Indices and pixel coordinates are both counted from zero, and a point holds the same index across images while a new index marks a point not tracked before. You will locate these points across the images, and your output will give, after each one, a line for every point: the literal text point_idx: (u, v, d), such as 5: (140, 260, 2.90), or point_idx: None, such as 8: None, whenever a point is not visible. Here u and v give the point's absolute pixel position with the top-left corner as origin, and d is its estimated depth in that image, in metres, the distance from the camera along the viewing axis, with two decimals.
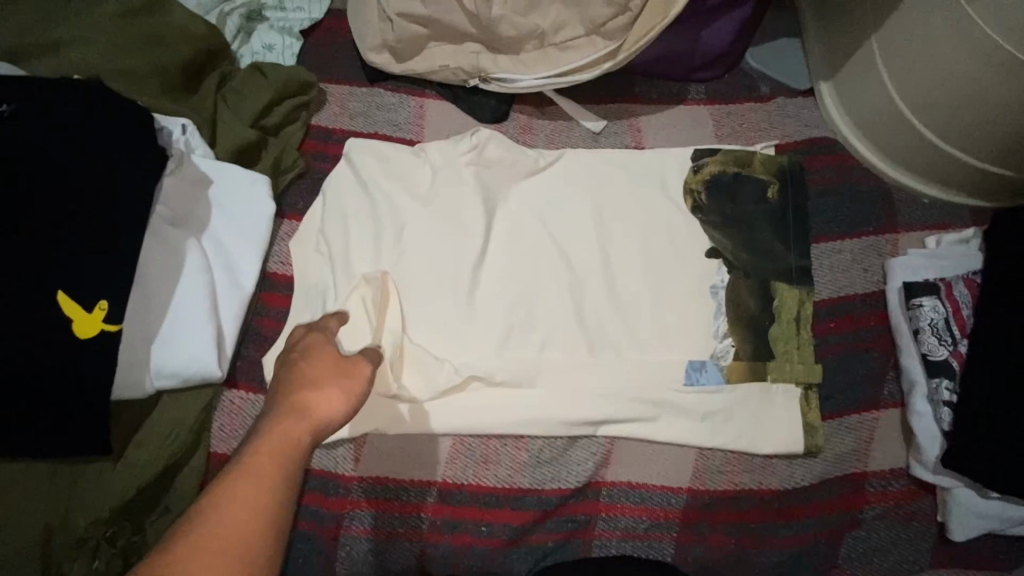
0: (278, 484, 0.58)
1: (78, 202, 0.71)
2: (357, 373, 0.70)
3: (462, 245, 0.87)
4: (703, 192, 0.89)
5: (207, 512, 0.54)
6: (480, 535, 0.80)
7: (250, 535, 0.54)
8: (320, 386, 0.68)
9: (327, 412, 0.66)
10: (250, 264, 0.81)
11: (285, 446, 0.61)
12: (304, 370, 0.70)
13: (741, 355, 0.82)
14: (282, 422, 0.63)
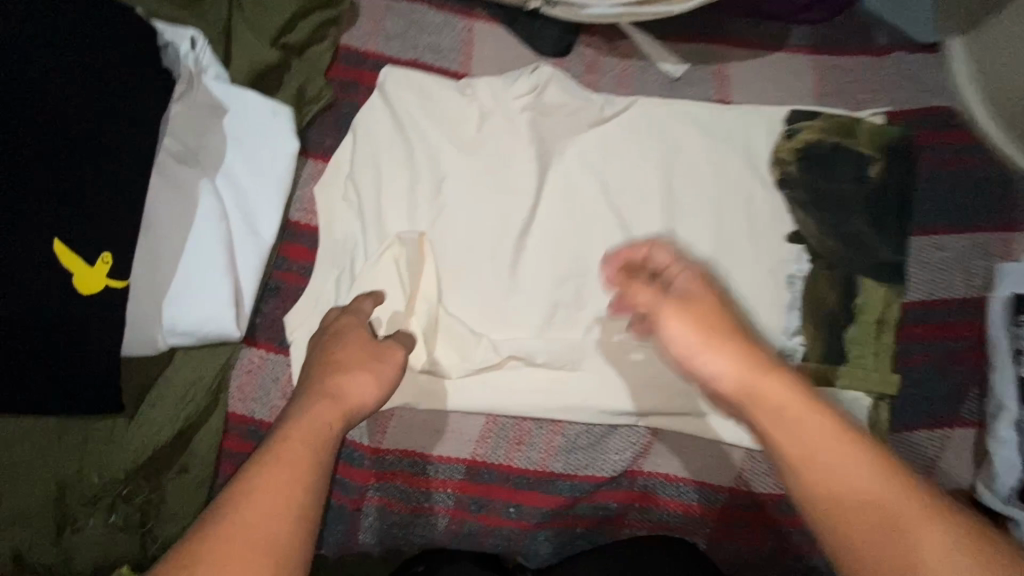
0: (306, 479, 0.50)
1: (74, 136, 0.61)
2: (390, 358, 0.62)
3: (508, 206, 0.76)
4: (793, 162, 0.76)
5: (229, 513, 0.47)
6: (507, 515, 0.78)
7: (279, 541, 0.46)
8: (353, 369, 0.60)
9: (359, 398, 0.59)
10: (270, 212, 0.71)
11: (314, 434, 0.54)
12: (335, 352, 0.62)
13: (811, 356, 0.73)
14: (309, 409, 0.56)
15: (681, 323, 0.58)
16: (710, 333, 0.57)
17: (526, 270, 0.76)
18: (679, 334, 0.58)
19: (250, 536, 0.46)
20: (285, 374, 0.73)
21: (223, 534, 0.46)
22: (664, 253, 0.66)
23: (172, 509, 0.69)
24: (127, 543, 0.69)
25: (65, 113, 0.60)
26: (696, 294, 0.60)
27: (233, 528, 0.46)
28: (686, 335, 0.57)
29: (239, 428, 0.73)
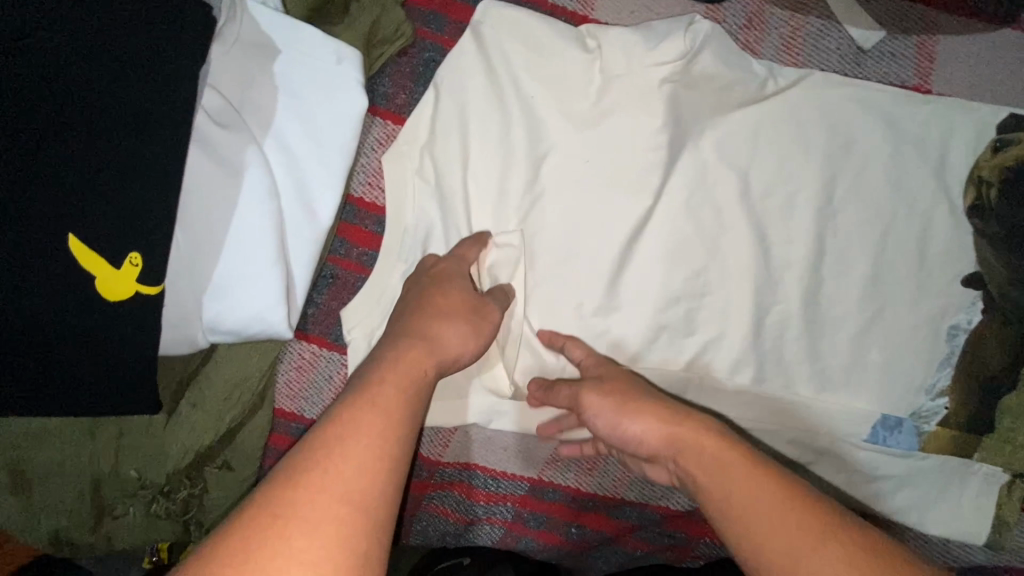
0: (399, 427, 0.42)
1: (82, 92, 0.46)
2: (485, 316, 0.54)
3: (620, 201, 0.61)
4: (997, 185, 0.59)
5: (315, 457, 0.38)
6: (568, 535, 0.73)
7: (372, 495, 0.38)
8: (448, 316, 0.52)
9: (455, 348, 0.51)
10: (329, 187, 0.57)
11: (409, 380, 0.46)
12: (432, 295, 0.54)
13: (953, 421, 0.63)
14: (398, 350, 0.48)
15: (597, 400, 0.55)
16: (626, 403, 0.53)
17: (629, 285, 0.63)
18: (601, 409, 0.54)
19: (340, 486, 0.37)
20: (340, 375, 0.64)
21: (309, 483, 0.37)
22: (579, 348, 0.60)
23: (216, 503, 0.64)
24: (170, 531, 0.64)
25: (68, 61, 0.46)
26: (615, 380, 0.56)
27: (321, 477, 0.37)
28: (602, 413, 0.54)
29: (287, 426, 0.65)
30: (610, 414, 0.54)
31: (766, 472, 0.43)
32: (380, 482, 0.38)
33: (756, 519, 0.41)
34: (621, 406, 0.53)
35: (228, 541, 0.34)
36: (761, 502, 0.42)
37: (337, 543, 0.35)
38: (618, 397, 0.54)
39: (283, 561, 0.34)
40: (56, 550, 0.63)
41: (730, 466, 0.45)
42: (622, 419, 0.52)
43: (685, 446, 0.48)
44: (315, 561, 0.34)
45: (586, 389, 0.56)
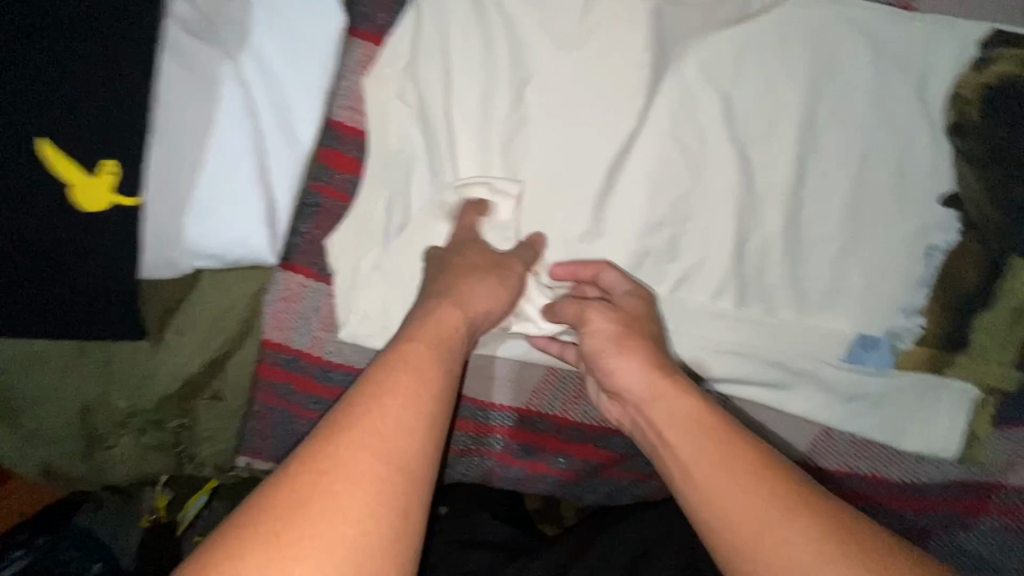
0: (439, 386, 0.41)
1: (43, 7, 0.48)
2: (509, 272, 0.56)
3: (605, 125, 0.61)
4: (977, 104, 0.60)
5: (358, 414, 0.37)
6: (556, 466, 0.74)
7: (414, 453, 0.37)
8: (476, 275, 0.53)
9: (483, 305, 0.51)
10: (309, 109, 0.55)
11: (441, 343, 0.45)
12: (450, 258, 0.55)
13: (927, 339, 0.64)
14: (429, 312, 0.47)
15: (602, 321, 0.55)
16: (624, 338, 0.53)
17: (614, 211, 0.63)
18: (601, 333, 0.54)
19: (384, 446, 0.36)
20: (327, 304, 0.64)
21: (353, 440, 0.36)
22: (612, 274, 0.60)
23: (209, 434, 0.65)
24: (164, 462, 0.65)
25: None
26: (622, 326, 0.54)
27: (365, 436, 0.36)
28: (598, 333, 0.54)
29: (275, 357, 0.65)
30: (607, 341, 0.53)
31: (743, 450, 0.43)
32: (422, 440, 0.38)
33: (723, 498, 0.42)
34: (621, 336, 0.53)
35: (272, 499, 0.33)
36: (726, 488, 0.42)
37: (382, 501, 0.34)
38: (620, 329, 0.54)
39: (330, 518, 0.33)
40: (51, 479, 0.64)
41: (708, 446, 0.44)
42: (613, 353, 0.52)
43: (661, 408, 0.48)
44: (358, 518, 0.33)
45: (598, 308, 0.56)
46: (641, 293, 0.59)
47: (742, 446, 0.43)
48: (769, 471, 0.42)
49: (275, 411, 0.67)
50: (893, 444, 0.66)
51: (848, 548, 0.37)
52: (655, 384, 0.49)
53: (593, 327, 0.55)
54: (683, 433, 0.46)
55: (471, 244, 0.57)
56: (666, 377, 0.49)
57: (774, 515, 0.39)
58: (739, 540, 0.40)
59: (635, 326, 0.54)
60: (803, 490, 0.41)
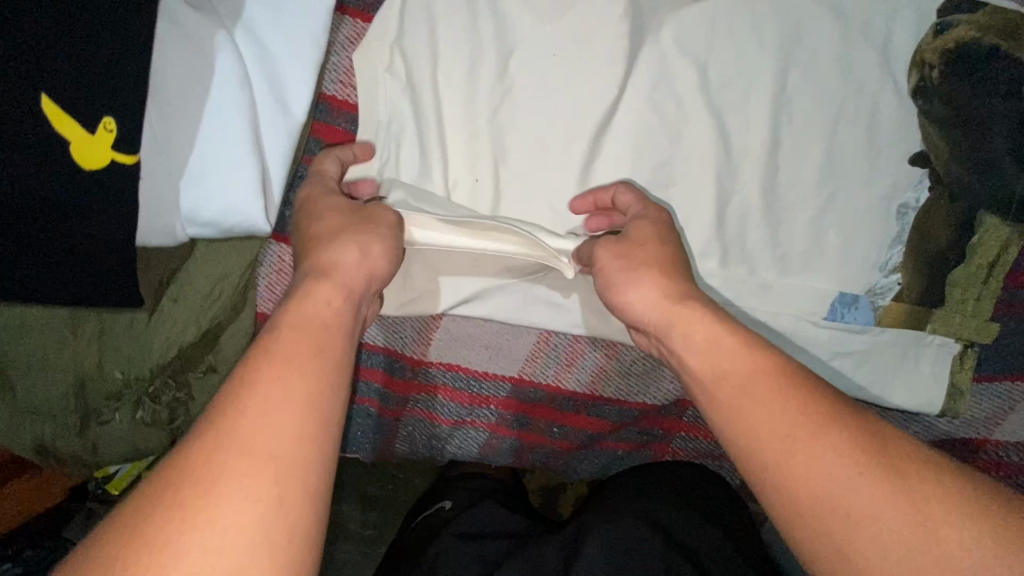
0: (317, 366, 0.41)
1: None
2: (379, 222, 0.54)
3: (588, 93, 0.63)
4: (939, 68, 0.63)
5: (224, 410, 0.37)
6: (551, 435, 0.75)
7: (288, 439, 0.37)
8: (335, 241, 0.51)
9: (355, 266, 0.49)
10: (302, 84, 0.59)
11: (315, 325, 0.43)
12: (316, 228, 0.53)
13: (906, 295, 0.66)
14: (301, 292, 0.46)
15: (608, 254, 0.55)
16: (630, 262, 0.53)
17: (599, 179, 0.65)
18: (608, 265, 0.54)
19: (249, 440, 0.36)
20: None
21: (207, 471, 0.35)
22: (627, 196, 0.60)
23: (201, 409, 0.65)
24: (157, 438, 0.66)
25: None
26: (640, 246, 0.54)
27: (222, 461, 0.35)
28: (607, 267, 0.55)
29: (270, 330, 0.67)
30: (615, 272, 0.54)
31: (772, 372, 0.43)
32: (297, 428, 0.38)
33: (749, 416, 0.43)
34: (626, 267, 0.53)
35: (134, 509, 0.34)
36: (754, 407, 0.43)
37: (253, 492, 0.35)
38: (625, 257, 0.54)
39: (180, 554, 0.32)
40: (43, 458, 0.64)
41: (740, 369, 0.44)
42: (624, 278, 0.53)
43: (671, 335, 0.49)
44: (215, 554, 0.33)
45: (602, 244, 0.56)
46: (648, 210, 0.58)
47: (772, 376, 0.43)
48: (804, 389, 0.42)
49: None
50: (878, 403, 0.68)
51: (870, 458, 0.40)
52: (664, 309, 0.50)
53: (601, 262, 0.55)
54: (699, 354, 0.47)
55: (338, 209, 0.55)
56: (677, 305, 0.49)
57: (805, 432, 0.41)
58: (770, 453, 0.41)
59: (643, 247, 0.54)
60: (840, 413, 0.42)
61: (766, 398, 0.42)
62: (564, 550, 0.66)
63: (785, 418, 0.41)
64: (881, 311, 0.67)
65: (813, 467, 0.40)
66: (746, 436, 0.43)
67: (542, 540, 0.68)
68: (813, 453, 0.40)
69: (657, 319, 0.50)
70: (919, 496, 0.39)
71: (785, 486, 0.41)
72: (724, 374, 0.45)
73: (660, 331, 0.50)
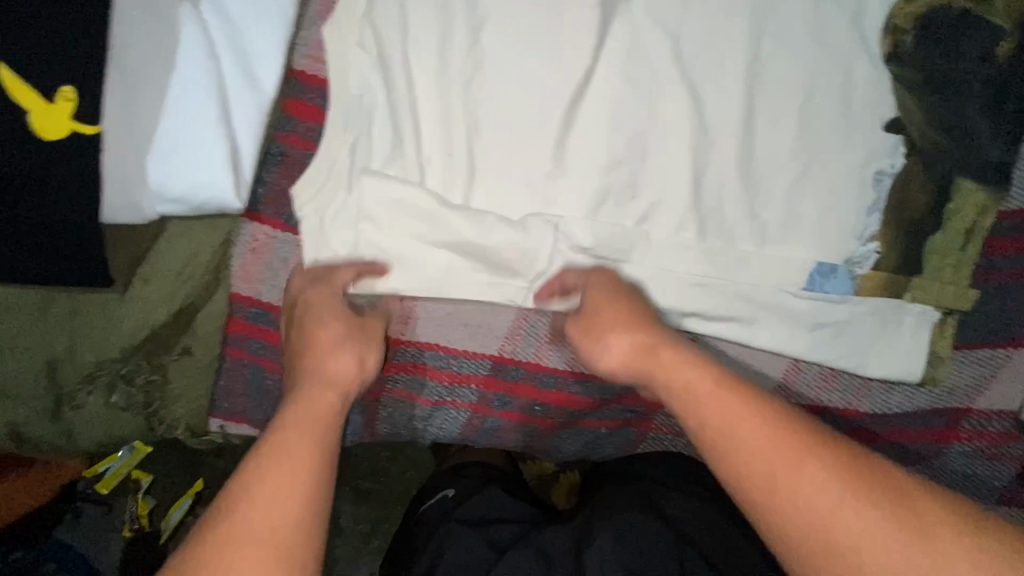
0: (319, 454, 0.50)
1: None
2: (368, 329, 0.63)
3: (561, 67, 0.63)
4: (911, 33, 0.63)
5: (239, 503, 0.45)
6: (532, 414, 0.73)
7: (291, 518, 0.46)
8: (334, 350, 0.59)
9: (353, 375, 0.59)
10: (270, 57, 0.58)
11: (316, 426, 0.52)
12: (315, 334, 0.60)
13: (884, 264, 0.66)
14: (308, 394, 0.55)
15: (576, 333, 0.62)
16: (597, 335, 0.59)
17: (574, 153, 0.65)
18: (578, 337, 0.61)
19: (255, 525, 0.45)
20: (296, 253, 0.65)
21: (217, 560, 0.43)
22: (574, 273, 0.65)
23: (179, 390, 0.65)
24: (134, 422, 0.65)
25: None
26: (608, 315, 0.59)
27: (234, 554, 0.43)
28: (576, 340, 0.61)
29: (245, 310, 0.66)
30: (585, 344, 0.60)
31: (749, 404, 0.50)
32: (299, 507, 0.47)
33: (739, 447, 0.48)
34: (596, 334, 0.59)
35: None
36: (744, 437, 0.48)
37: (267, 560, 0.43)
38: (591, 330, 0.60)
39: None
40: (18, 445, 0.63)
41: (727, 399, 0.50)
42: (592, 350, 0.60)
43: (656, 378, 0.55)
44: None
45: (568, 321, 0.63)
46: (604, 278, 0.63)
47: (766, 423, 0.48)
48: (780, 421, 0.49)
49: (248, 368, 0.67)
50: (860, 373, 0.68)
51: (851, 483, 0.45)
52: (635, 357, 0.57)
53: (573, 342, 0.62)
54: (687, 377, 0.53)
55: (325, 298, 0.61)
56: (646, 347, 0.57)
57: (786, 460, 0.47)
58: (758, 482, 0.47)
59: (608, 316, 0.59)
60: (819, 444, 0.47)
61: (755, 427, 0.48)
62: (575, 541, 0.65)
63: (768, 444, 0.47)
64: (859, 281, 0.66)
65: (802, 493, 0.45)
66: (738, 463, 0.48)
67: (557, 527, 0.67)
68: (802, 480, 0.46)
69: (629, 367, 0.58)
70: (923, 515, 0.44)
71: (773, 512, 0.46)
72: (716, 407, 0.50)
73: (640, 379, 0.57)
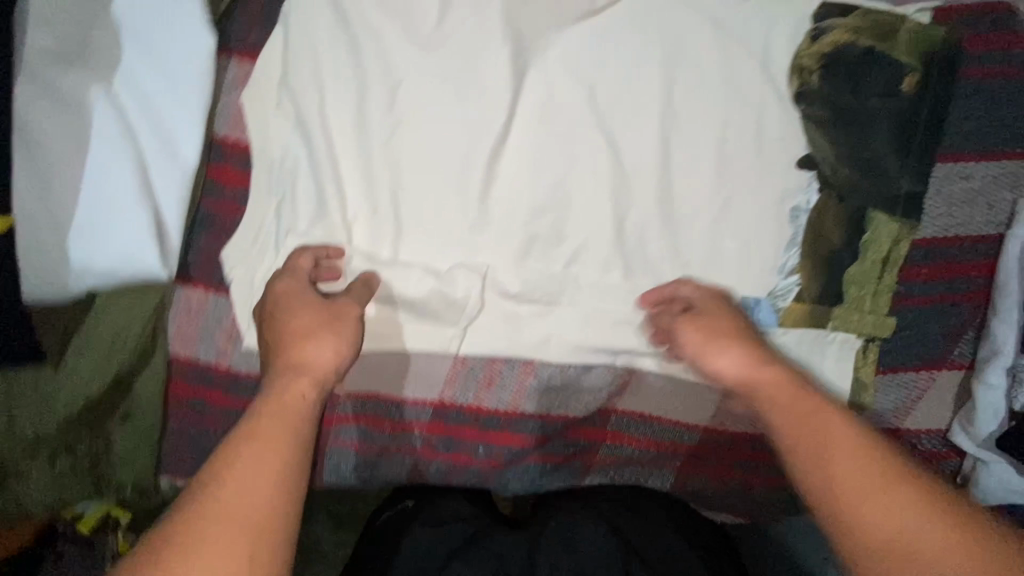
0: (281, 460, 0.45)
1: None
2: (345, 316, 0.57)
3: (480, 118, 0.64)
4: (818, 72, 0.64)
5: (209, 488, 0.43)
6: (477, 454, 0.75)
7: (239, 533, 0.41)
8: (308, 336, 0.54)
9: (325, 358, 0.53)
10: (188, 129, 0.59)
11: (289, 419, 0.48)
12: (288, 322, 0.56)
13: (806, 296, 0.68)
14: (280, 384, 0.51)
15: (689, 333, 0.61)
16: (714, 338, 0.59)
17: (498, 202, 0.66)
18: (692, 338, 0.60)
19: (205, 528, 0.41)
20: (230, 315, 0.66)
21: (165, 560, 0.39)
22: (688, 287, 0.66)
23: (123, 454, 0.65)
24: (80, 488, 0.65)
25: None
26: (716, 320, 0.61)
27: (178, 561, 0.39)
28: (690, 342, 0.60)
29: (184, 372, 0.67)
30: (698, 345, 0.60)
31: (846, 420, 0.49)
32: (248, 519, 0.42)
33: (824, 455, 0.47)
34: (708, 339, 0.59)
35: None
36: (836, 445, 0.48)
37: (228, 560, 0.40)
38: (705, 332, 0.60)
39: None
40: None
41: (813, 411, 0.51)
42: (709, 351, 0.59)
43: (757, 391, 0.55)
44: None
45: (681, 320, 0.62)
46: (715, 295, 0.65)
47: (865, 440, 0.48)
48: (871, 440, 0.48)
49: (192, 428, 0.68)
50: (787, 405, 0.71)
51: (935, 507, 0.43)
52: (752, 372, 0.56)
53: (683, 341, 0.61)
54: (775, 390, 0.54)
55: (308, 298, 0.58)
56: (765, 368, 0.55)
57: (878, 476, 0.45)
58: (844, 490, 0.45)
59: (712, 319, 0.61)
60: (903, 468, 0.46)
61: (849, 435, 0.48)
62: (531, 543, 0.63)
63: (859, 457, 0.46)
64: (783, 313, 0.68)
65: (886, 509, 0.43)
66: (825, 469, 0.47)
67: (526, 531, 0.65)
68: (892, 494, 0.44)
69: (733, 372, 0.57)
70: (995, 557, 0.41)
71: (851, 516, 0.44)
72: (801, 409, 0.51)
73: (746, 393, 0.56)
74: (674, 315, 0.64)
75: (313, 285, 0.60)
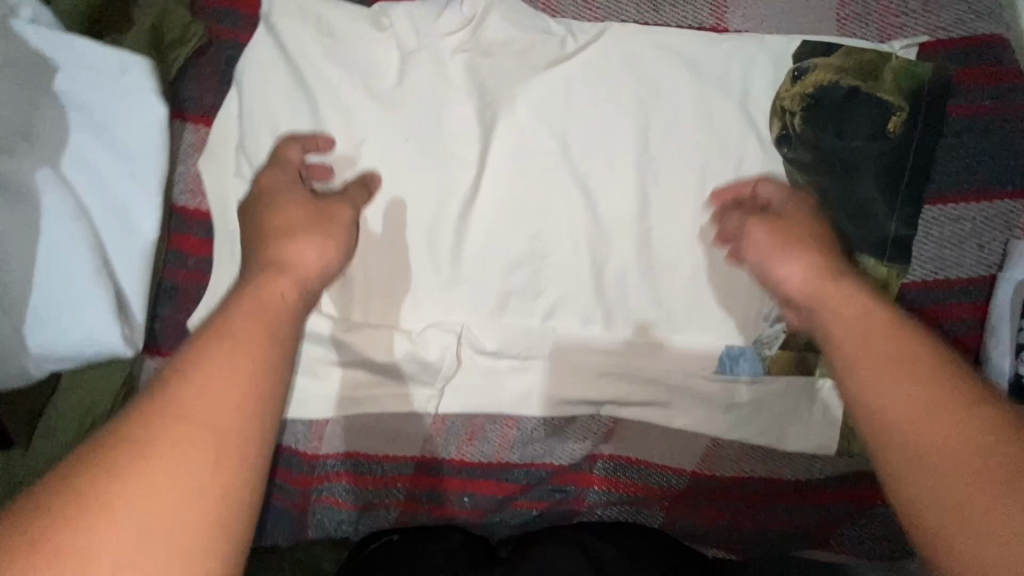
0: (258, 372, 0.39)
1: None
2: (335, 217, 0.54)
3: (446, 173, 0.62)
4: (799, 114, 0.62)
5: (186, 383, 0.37)
6: (461, 505, 0.72)
7: (230, 418, 0.36)
8: (298, 233, 0.51)
9: (310, 258, 0.50)
10: (143, 202, 0.57)
11: (280, 330, 0.43)
12: (271, 217, 0.52)
13: (791, 343, 0.67)
14: (256, 281, 0.46)
15: (763, 234, 0.56)
16: (784, 243, 0.54)
17: (470, 256, 0.64)
18: (760, 240, 0.55)
19: (193, 415, 0.35)
20: None
21: (147, 449, 0.34)
22: (770, 185, 0.60)
23: None
24: None
25: None
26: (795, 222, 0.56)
27: (161, 454, 0.34)
28: (758, 245, 0.56)
29: None
30: (767, 246, 0.55)
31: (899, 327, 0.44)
32: (239, 408, 0.37)
33: (867, 353, 0.43)
34: (784, 243, 0.54)
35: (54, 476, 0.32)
36: (887, 344, 0.43)
37: (192, 462, 0.34)
38: (780, 233, 0.55)
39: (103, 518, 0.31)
40: None
41: (862, 312, 0.46)
42: (776, 255, 0.54)
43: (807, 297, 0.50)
44: (128, 529, 0.31)
45: (754, 219, 0.57)
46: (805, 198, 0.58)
47: (913, 343, 0.42)
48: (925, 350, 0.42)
49: None
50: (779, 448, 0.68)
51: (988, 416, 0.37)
52: (816, 284, 0.50)
53: (754, 239, 0.56)
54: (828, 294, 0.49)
55: (293, 197, 0.54)
56: (828, 278, 0.50)
57: (933, 386, 0.39)
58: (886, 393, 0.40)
59: (794, 223, 0.55)
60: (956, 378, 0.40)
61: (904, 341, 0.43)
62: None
63: (907, 356, 0.41)
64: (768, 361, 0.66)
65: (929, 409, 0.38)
66: (867, 363, 0.43)
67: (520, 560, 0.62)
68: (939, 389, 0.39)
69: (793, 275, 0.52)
70: None
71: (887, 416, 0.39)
72: (842, 311, 0.47)
73: (806, 300, 0.51)
74: (744, 213, 0.59)
75: (301, 181, 0.57)
